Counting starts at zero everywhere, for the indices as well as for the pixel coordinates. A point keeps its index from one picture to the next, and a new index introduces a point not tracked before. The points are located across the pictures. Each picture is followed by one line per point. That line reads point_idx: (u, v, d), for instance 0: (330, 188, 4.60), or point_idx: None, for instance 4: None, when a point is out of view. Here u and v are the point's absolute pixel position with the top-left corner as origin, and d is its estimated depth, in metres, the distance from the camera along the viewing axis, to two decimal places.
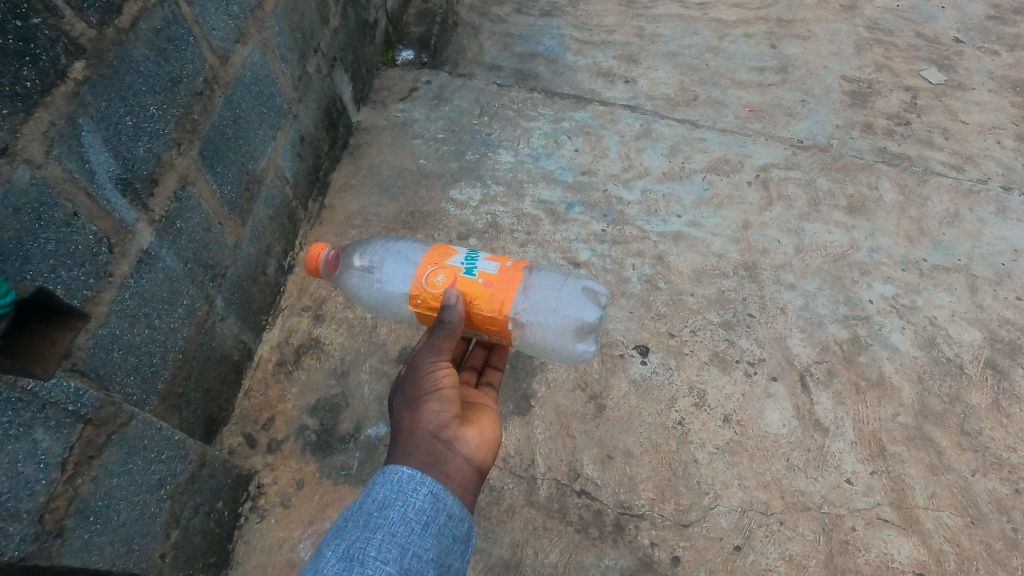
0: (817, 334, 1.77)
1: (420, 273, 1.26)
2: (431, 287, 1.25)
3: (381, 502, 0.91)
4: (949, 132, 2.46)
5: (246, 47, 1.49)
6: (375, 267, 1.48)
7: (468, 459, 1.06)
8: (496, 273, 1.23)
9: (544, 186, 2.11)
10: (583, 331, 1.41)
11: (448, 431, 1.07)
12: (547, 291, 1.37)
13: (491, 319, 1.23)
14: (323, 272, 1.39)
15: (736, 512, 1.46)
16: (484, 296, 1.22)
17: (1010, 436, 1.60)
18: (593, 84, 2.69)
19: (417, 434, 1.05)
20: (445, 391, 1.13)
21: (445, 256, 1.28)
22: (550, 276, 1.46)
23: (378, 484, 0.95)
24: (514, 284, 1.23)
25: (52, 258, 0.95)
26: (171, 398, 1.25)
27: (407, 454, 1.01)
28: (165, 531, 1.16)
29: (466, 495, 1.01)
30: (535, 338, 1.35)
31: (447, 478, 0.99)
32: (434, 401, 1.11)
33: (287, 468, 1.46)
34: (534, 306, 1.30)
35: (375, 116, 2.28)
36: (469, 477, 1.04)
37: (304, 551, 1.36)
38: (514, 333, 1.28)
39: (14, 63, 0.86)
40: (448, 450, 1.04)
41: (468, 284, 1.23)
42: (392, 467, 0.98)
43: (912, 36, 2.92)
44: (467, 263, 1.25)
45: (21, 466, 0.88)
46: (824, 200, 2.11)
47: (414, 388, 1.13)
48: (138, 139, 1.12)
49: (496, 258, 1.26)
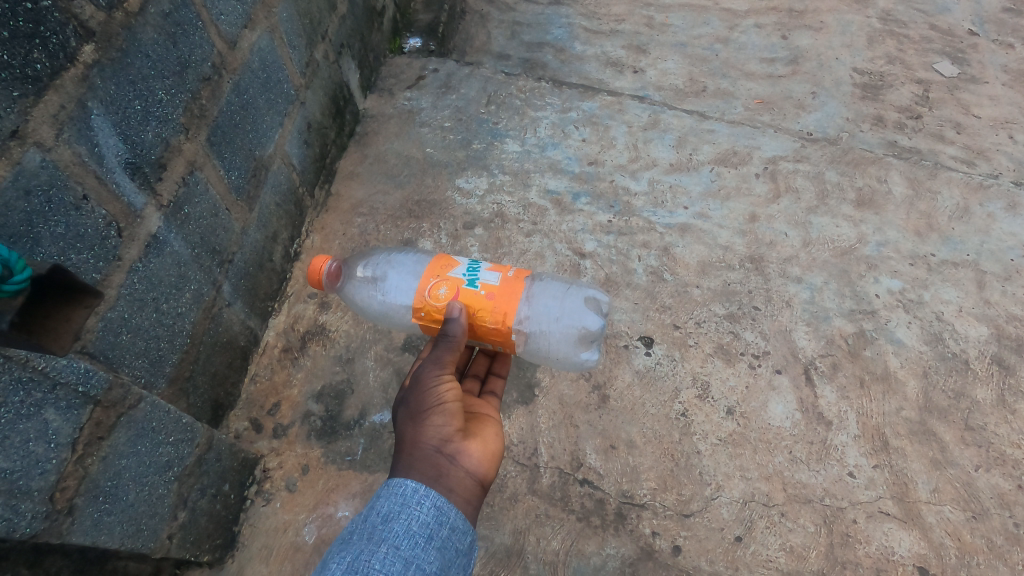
0: (823, 327, 1.76)
1: (423, 286, 1.27)
2: (434, 300, 1.25)
3: (385, 515, 0.92)
4: (961, 125, 2.44)
5: (255, 33, 1.49)
6: (377, 278, 1.48)
7: (471, 472, 1.06)
8: (498, 284, 1.24)
9: (551, 177, 2.11)
10: (587, 339, 1.41)
11: (452, 445, 1.07)
12: (550, 300, 1.36)
13: (495, 331, 1.24)
14: (324, 284, 1.38)
15: (737, 503, 1.47)
16: (487, 308, 1.23)
17: (1014, 433, 1.60)
18: (601, 74, 2.67)
19: (420, 448, 1.06)
20: (449, 405, 1.14)
21: (447, 268, 1.28)
22: (551, 286, 1.47)
23: (382, 497, 0.96)
24: (517, 295, 1.23)
25: (61, 241, 0.95)
26: (178, 381, 1.26)
27: (411, 468, 1.02)
28: (173, 512, 1.18)
29: (469, 508, 1.01)
30: (538, 347, 1.35)
31: (451, 492, 1.00)
32: (437, 415, 1.11)
33: (292, 452, 1.48)
34: (536, 315, 1.30)
35: (382, 104, 2.28)
36: (472, 490, 1.04)
37: (308, 535, 1.37)
38: (518, 343, 1.28)
39: (24, 46, 0.86)
40: (452, 464, 1.05)
41: (471, 296, 1.23)
42: (397, 481, 0.98)
43: (926, 28, 2.88)
44: (470, 274, 1.26)
45: (32, 445, 0.89)
46: (833, 193, 2.10)
47: (418, 403, 1.13)
48: (146, 123, 1.13)
49: (497, 269, 1.27)
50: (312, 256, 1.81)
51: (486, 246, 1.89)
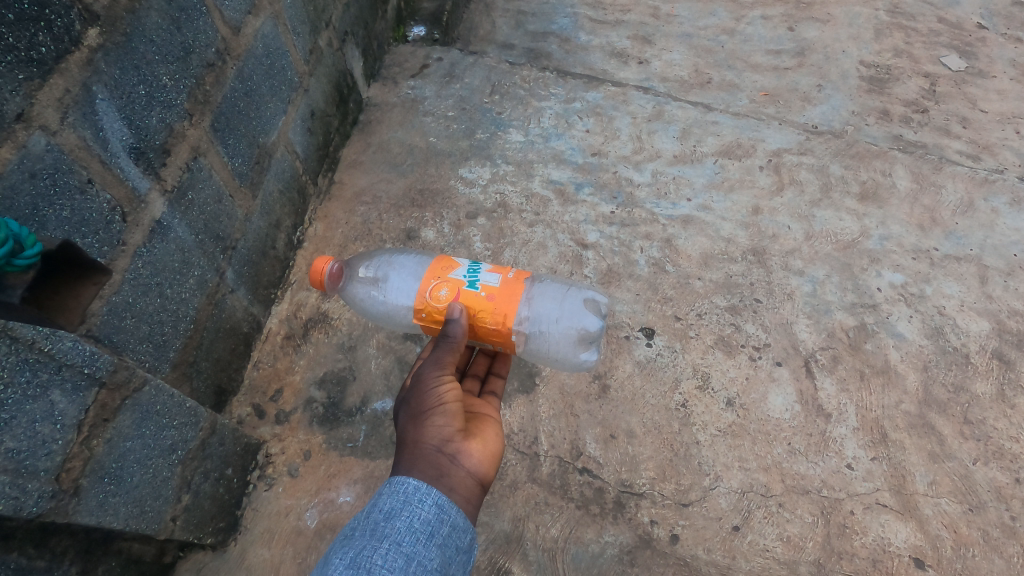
0: (824, 320, 1.76)
1: (424, 287, 1.27)
2: (435, 302, 1.25)
3: (387, 512, 0.93)
4: (967, 120, 2.42)
5: (259, 19, 1.48)
6: (379, 278, 1.48)
7: (471, 472, 1.07)
8: (498, 286, 1.24)
9: (554, 167, 2.10)
10: (586, 340, 1.41)
11: (452, 445, 1.08)
12: (550, 301, 1.37)
13: (495, 332, 1.24)
14: (327, 284, 1.39)
15: (736, 493, 1.48)
16: (487, 310, 1.23)
17: (1013, 426, 1.60)
18: (607, 65, 2.65)
19: (422, 448, 1.06)
20: (449, 405, 1.14)
21: (447, 269, 1.28)
22: (551, 287, 1.46)
23: (384, 495, 0.96)
24: (517, 297, 1.23)
25: (67, 224, 0.96)
26: (182, 366, 1.27)
27: (412, 467, 1.02)
28: (176, 494, 1.19)
29: (469, 507, 1.02)
30: (537, 347, 1.35)
31: (451, 492, 1.01)
32: (438, 415, 1.12)
33: (294, 438, 1.49)
34: (536, 316, 1.30)
35: (385, 92, 2.27)
36: (472, 489, 1.05)
37: (309, 520, 1.38)
38: (517, 343, 1.29)
39: (30, 29, 0.86)
40: (453, 463, 1.05)
41: (471, 297, 1.24)
42: (398, 479, 0.99)
43: (934, 21, 2.86)
44: (470, 276, 1.26)
45: (38, 426, 0.90)
46: (836, 187, 2.09)
47: (419, 403, 1.14)
48: (151, 109, 1.13)
49: (498, 270, 1.27)
50: (315, 244, 1.82)
51: (488, 236, 1.89)
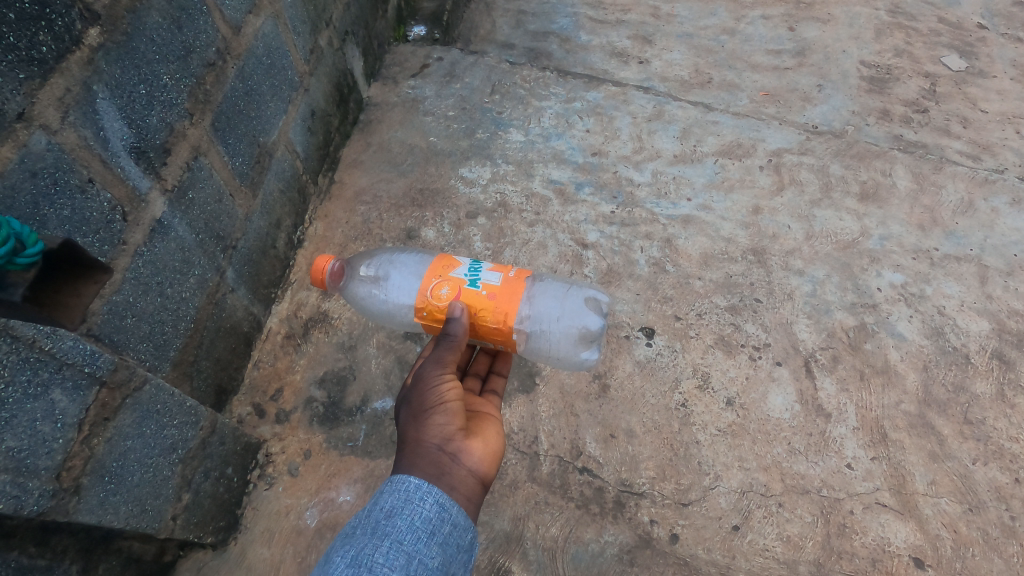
0: (824, 320, 1.77)
1: (424, 286, 1.27)
2: (436, 301, 1.26)
3: (388, 511, 0.93)
4: (968, 120, 2.42)
5: (259, 18, 1.48)
6: (380, 277, 1.48)
7: (472, 470, 1.07)
8: (499, 285, 1.24)
9: (554, 167, 2.10)
10: (587, 339, 1.41)
11: (453, 444, 1.08)
12: (550, 300, 1.37)
13: (496, 331, 1.24)
14: (328, 283, 1.39)
15: (736, 493, 1.48)
16: (488, 309, 1.23)
17: (1013, 426, 1.60)
18: (607, 64, 2.65)
19: (423, 446, 1.06)
20: (450, 404, 1.15)
21: (448, 268, 1.28)
22: (552, 286, 1.47)
23: (385, 493, 0.96)
24: (517, 295, 1.23)
25: (67, 224, 0.96)
26: (182, 365, 1.28)
27: (412, 465, 1.03)
28: (177, 493, 1.19)
29: (470, 506, 1.02)
30: (538, 346, 1.35)
31: (452, 490, 1.01)
32: (439, 414, 1.12)
33: (295, 438, 1.49)
34: (536, 315, 1.30)
35: (385, 91, 2.28)
36: (473, 488, 1.05)
37: (309, 519, 1.38)
38: (518, 342, 1.29)
39: (31, 28, 0.86)
40: (454, 462, 1.06)
41: (472, 296, 1.24)
42: (399, 478, 0.99)
43: (934, 21, 2.86)
44: (470, 274, 1.26)
45: (39, 424, 0.90)
46: (836, 186, 2.09)
47: (419, 402, 1.14)
48: (151, 108, 1.13)
49: (498, 269, 1.27)
50: (315, 243, 1.82)
51: (488, 235, 1.89)
